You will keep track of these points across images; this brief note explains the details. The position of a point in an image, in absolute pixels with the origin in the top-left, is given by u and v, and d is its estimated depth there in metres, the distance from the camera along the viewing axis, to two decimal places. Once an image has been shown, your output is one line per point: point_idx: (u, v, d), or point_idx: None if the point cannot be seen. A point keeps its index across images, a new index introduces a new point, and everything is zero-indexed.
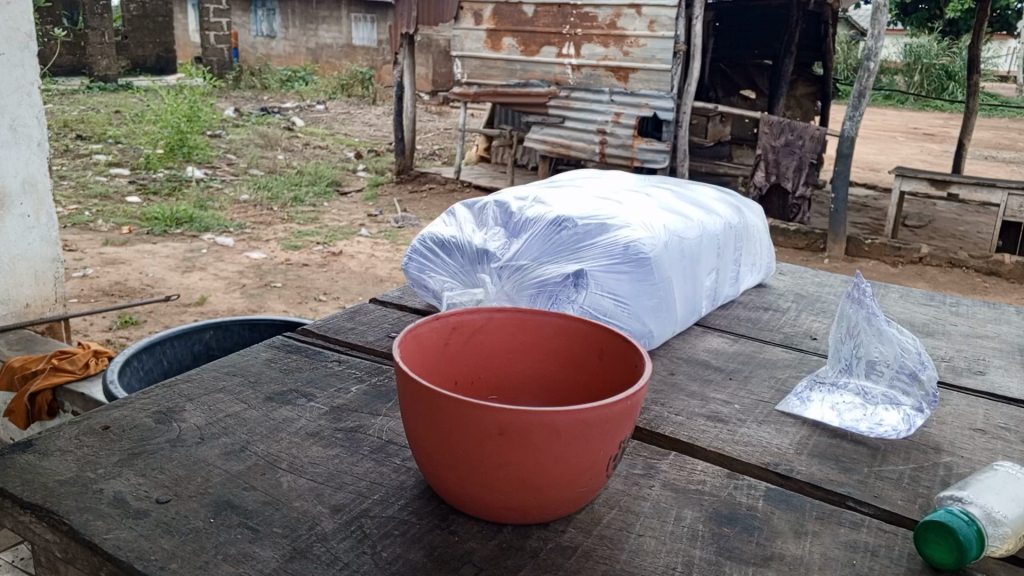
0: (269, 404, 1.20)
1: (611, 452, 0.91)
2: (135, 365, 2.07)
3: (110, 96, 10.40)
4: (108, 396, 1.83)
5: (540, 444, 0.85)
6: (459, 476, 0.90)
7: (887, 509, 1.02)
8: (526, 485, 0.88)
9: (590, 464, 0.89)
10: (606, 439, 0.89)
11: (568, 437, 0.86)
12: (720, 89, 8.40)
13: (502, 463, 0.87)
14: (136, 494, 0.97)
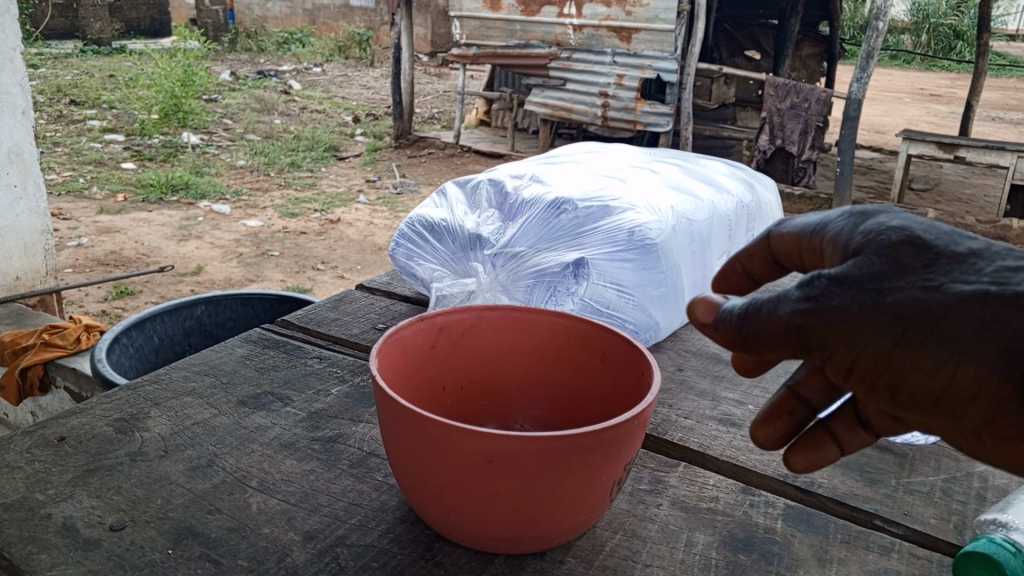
0: (242, 410, 1.10)
1: (615, 476, 0.81)
2: (124, 342, 1.95)
3: (104, 60, 10.15)
4: (97, 375, 1.72)
5: (533, 472, 0.76)
6: (444, 503, 0.80)
7: (918, 529, 0.92)
8: (519, 515, 0.78)
9: (590, 491, 0.79)
10: (610, 462, 0.79)
11: (566, 463, 0.76)
12: (725, 50, 8.06)
13: (491, 492, 0.77)
14: (88, 520, 0.87)
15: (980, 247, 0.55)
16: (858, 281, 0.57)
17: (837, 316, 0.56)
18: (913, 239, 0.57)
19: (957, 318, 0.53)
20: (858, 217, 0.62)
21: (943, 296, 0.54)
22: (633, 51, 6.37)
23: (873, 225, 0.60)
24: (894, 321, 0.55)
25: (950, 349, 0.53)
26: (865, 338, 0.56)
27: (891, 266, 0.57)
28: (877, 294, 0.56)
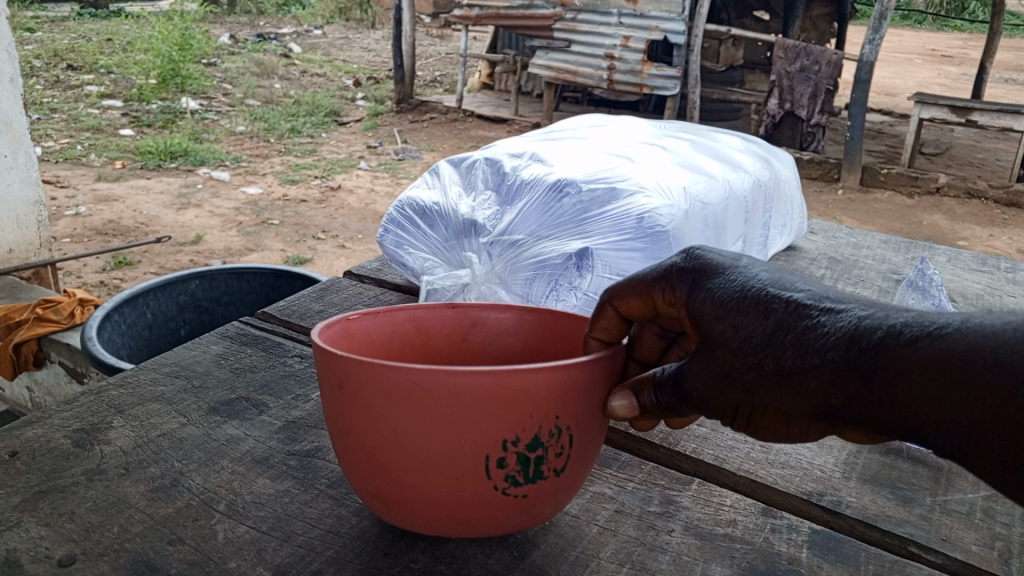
0: (212, 418, 1.01)
1: (483, 450, 0.70)
2: (117, 320, 1.85)
3: (101, 23, 9.90)
4: (88, 354, 1.63)
5: (430, 412, 0.69)
6: (368, 473, 0.74)
7: (959, 558, 0.83)
8: (375, 462, 0.73)
9: (448, 454, 0.70)
10: (466, 423, 0.69)
11: (417, 408, 0.69)
12: (733, 11, 7.54)
13: (390, 437, 0.71)
14: (34, 554, 0.78)
15: (778, 281, 0.68)
16: (702, 352, 0.70)
17: (701, 386, 0.70)
18: (721, 290, 0.69)
19: (771, 367, 0.65)
20: (688, 257, 0.74)
21: (756, 348, 0.66)
22: (640, 12, 6.18)
23: (691, 271, 0.73)
24: (736, 384, 0.68)
25: (771, 388, 0.65)
26: (725, 396, 0.69)
27: (721, 324, 0.68)
28: (714, 360, 0.69)
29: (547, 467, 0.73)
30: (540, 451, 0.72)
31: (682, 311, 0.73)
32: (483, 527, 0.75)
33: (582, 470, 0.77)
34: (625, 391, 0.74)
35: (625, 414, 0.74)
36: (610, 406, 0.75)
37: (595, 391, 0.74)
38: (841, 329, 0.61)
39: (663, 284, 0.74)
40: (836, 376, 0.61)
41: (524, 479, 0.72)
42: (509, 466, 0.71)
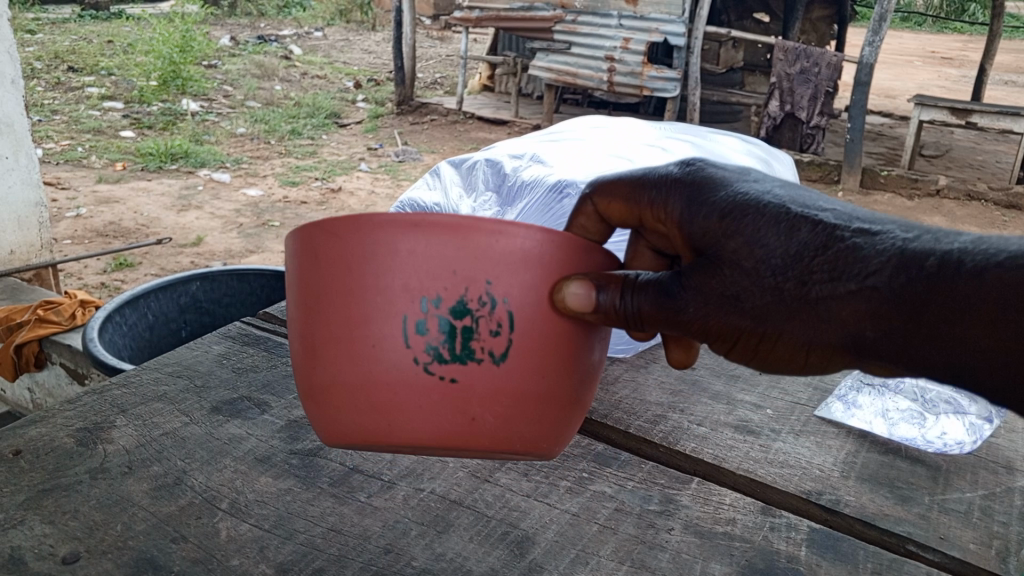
0: (215, 418, 1.02)
1: (393, 311, 0.69)
2: (118, 321, 1.86)
3: (102, 25, 9.91)
4: (90, 355, 1.63)
5: (353, 271, 0.69)
6: (307, 357, 0.74)
7: (956, 556, 0.83)
8: (304, 340, 0.73)
9: (359, 318, 0.69)
10: (370, 274, 0.68)
11: (326, 260, 0.70)
12: (732, 13, 7.45)
13: (321, 304, 0.71)
14: (38, 551, 0.79)
15: (797, 198, 0.68)
16: (706, 269, 0.69)
17: (700, 306, 0.70)
18: (722, 203, 0.69)
19: (791, 291, 0.66)
20: (688, 169, 0.73)
21: (774, 268, 0.66)
22: (640, 14, 6.17)
23: (696, 185, 0.72)
24: (742, 307, 0.68)
25: (786, 315, 0.66)
26: (730, 321, 0.69)
27: (734, 240, 0.67)
28: (724, 280, 0.68)
29: (479, 345, 0.69)
30: (469, 323, 0.69)
31: (674, 222, 0.73)
32: (409, 426, 0.70)
33: (536, 383, 0.72)
34: (586, 281, 0.71)
35: (579, 306, 0.71)
36: (561, 294, 0.71)
37: (541, 278, 0.71)
38: (885, 251, 0.62)
39: (658, 198, 0.75)
40: (880, 304, 0.62)
41: (449, 355, 0.69)
42: (432, 333, 0.69)
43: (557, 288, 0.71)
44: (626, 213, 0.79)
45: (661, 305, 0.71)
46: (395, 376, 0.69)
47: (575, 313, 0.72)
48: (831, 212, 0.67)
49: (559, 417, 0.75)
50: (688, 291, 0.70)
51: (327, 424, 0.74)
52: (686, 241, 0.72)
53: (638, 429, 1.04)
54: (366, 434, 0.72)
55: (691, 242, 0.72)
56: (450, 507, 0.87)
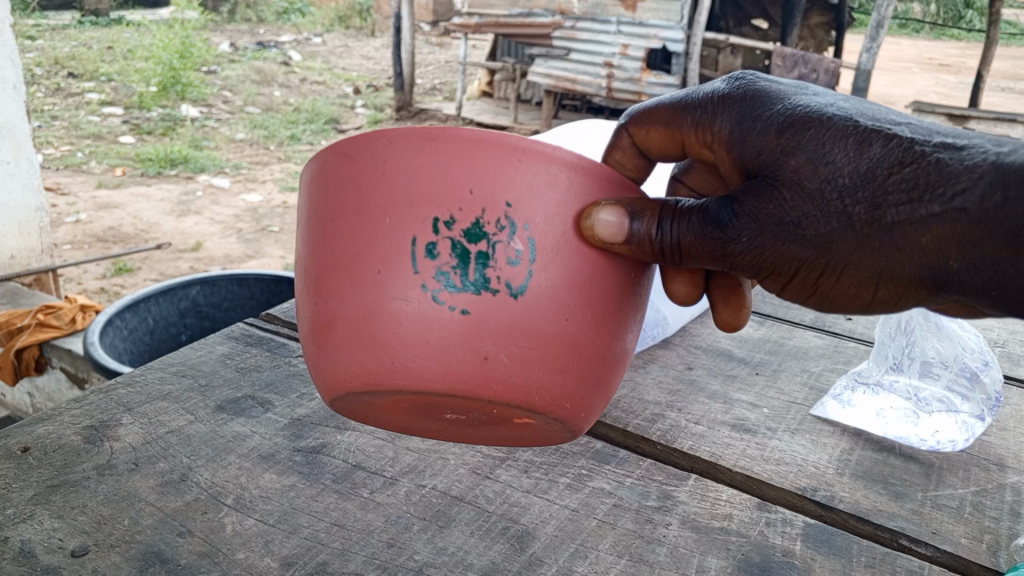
0: (219, 417, 1.03)
1: (403, 229, 0.72)
2: (119, 325, 1.87)
3: (101, 30, 9.93)
4: (90, 359, 1.65)
5: (363, 193, 0.73)
6: (317, 291, 0.77)
7: (949, 550, 0.85)
8: (317, 275, 0.77)
9: (370, 240, 0.73)
10: (383, 192, 0.72)
11: (336, 183, 0.75)
12: (731, 19, 7.39)
13: (333, 232, 0.75)
14: (47, 544, 0.80)
15: (866, 112, 0.73)
16: (764, 192, 0.73)
17: (754, 235, 0.74)
18: (774, 122, 0.74)
19: (862, 217, 0.70)
20: (741, 94, 0.78)
21: (843, 190, 0.70)
22: (638, 20, 6.25)
23: (752, 97, 0.77)
24: (802, 232, 0.73)
25: (847, 239, 0.71)
26: (790, 250, 0.74)
27: (796, 155, 0.71)
28: (781, 204, 0.72)
29: (494, 275, 0.72)
30: (484, 249, 0.72)
31: (721, 140, 0.79)
32: (415, 361, 0.72)
33: (550, 326, 0.74)
34: (619, 210, 0.73)
35: (611, 236, 0.74)
36: (591, 220, 0.74)
37: (565, 208, 0.74)
38: (976, 167, 0.68)
39: (706, 116, 0.81)
40: (966, 230, 0.68)
41: (462, 283, 0.72)
42: (443, 257, 0.71)
43: (587, 215, 0.74)
44: (667, 143, 0.87)
45: (705, 231, 0.76)
46: (407, 308, 0.72)
47: (606, 240, 0.74)
48: (903, 128, 0.72)
49: (584, 367, 0.77)
50: (740, 218, 0.74)
51: (331, 365, 0.78)
52: (736, 158, 0.78)
53: (636, 427, 1.05)
54: (368, 375, 0.75)
55: (742, 160, 0.77)
56: (451, 502, 0.89)
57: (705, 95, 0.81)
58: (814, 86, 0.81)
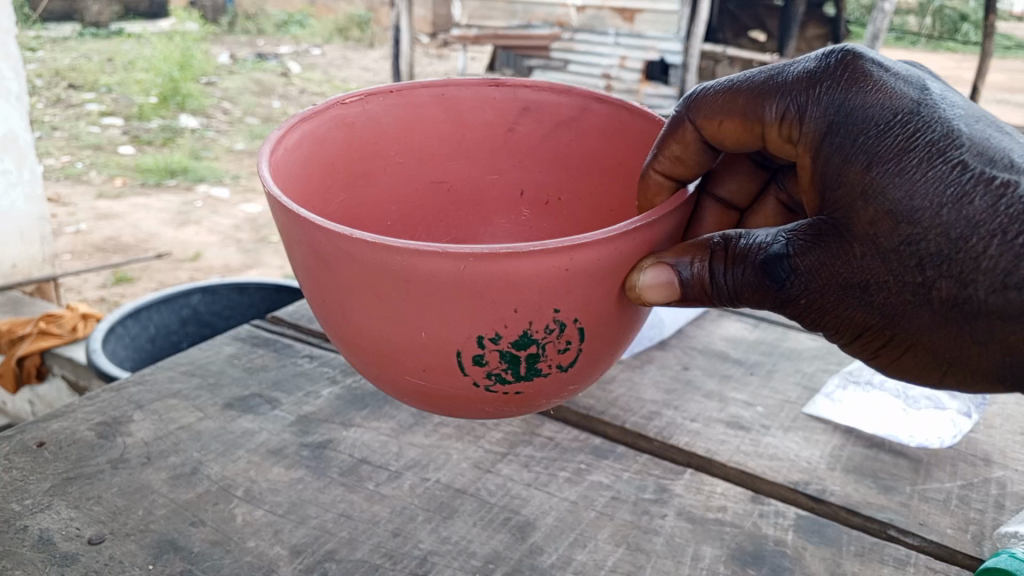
0: (228, 413, 1.06)
1: (445, 330, 0.73)
2: (118, 332, 1.90)
3: (102, 42, 9.97)
4: (89, 366, 1.67)
5: (390, 301, 0.72)
6: (359, 354, 0.81)
7: (935, 540, 0.89)
8: (358, 345, 0.80)
9: (416, 337, 0.75)
10: (419, 308, 0.72)
11: (362, 276, 0.72)
12: (729, 31, 7.08)
13: (363, 311, 0.75)
14: (66, 533, 0.84)
15: (982, 157, 0.69)
16: (834, 246, 0.73)
17: (812, 290, 0.76)
18: (860, 169, 0.71)
19: (942, 297, 0.69)
20: (832, 107, 0.74)
21: (925, 260, 0.68)
22: (636, 32, 6.29)
23: (851, 111, 0.72)
24: (870, 297, 0.73)
25: (917, 310, 0.71)
26: (854, 311, 0.74)
27: (875, 206, 0.70)
28: (850, 263, 0.72)
29: (545, 363, 0.77)
30: (533, 350, 0.76)
31: (809, 146, 0.75)
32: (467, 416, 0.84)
33: (598, 367, 0.84)
34: (665, 281, 0.77)
35: (652, 294, 0.78)
36: (639, 283, 0.77)
37: (602, 287, 0.75)
38: None
39: (790, 117, 0.76)
40: None
41: (514, 378, 0.77)
42: (493, 362, 0.76)
43: (633, 273, 0.77)
44: (744, 135, 0.82)
45: (762, 285, 0.79)
46: (459, 391, 0.79)
47: (644, 292, 0.78)
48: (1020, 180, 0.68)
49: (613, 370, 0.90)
50: (797, 274, 0.76)
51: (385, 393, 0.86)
52: (816, 181, 0.75)
53: (634, 424, 1.08)
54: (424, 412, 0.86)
55: (820, 187, 0.74)
56: (454, 495, 0.92)
57: (799, 88, 0.76)
58: (924, 87, 0.74)
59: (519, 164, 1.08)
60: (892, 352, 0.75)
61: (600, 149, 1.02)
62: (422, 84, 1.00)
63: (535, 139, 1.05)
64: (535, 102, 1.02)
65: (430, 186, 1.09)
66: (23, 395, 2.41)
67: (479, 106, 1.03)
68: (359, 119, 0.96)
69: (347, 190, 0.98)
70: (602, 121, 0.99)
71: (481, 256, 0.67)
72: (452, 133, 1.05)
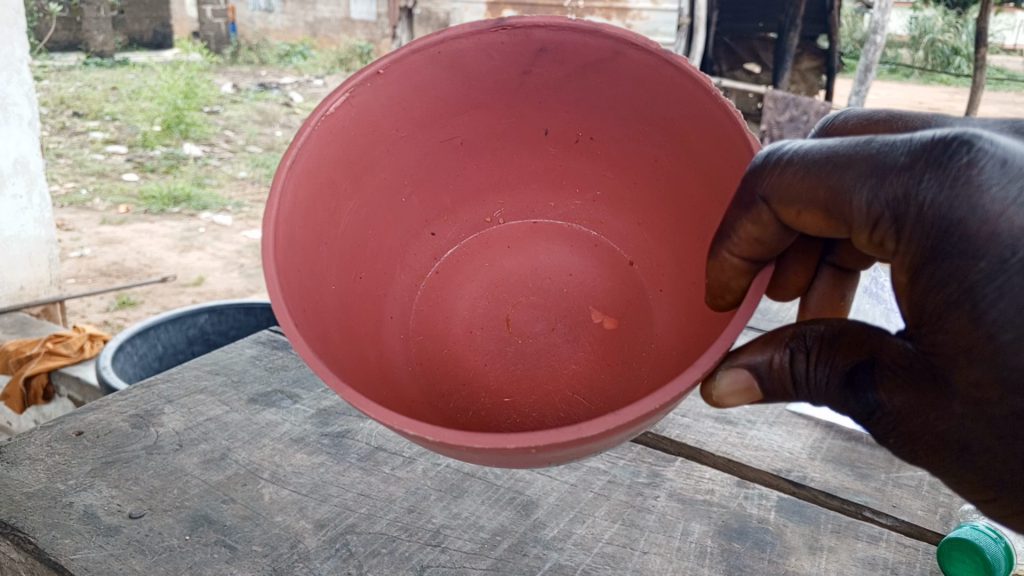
0: (253, 407, 1.15)
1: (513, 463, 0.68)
2: (129, 350, 1.97)
3: (107, 72, 10.13)
4: (100, 381, 1.74)
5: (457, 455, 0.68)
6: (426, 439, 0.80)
7: (906, 520, 0.96)
8: None
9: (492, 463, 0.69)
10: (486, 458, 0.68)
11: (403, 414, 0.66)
12: (725, 63, 7.17)
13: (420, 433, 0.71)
14: (108, 508, 0.92)
15: None
16: (933, 397, 0.58)
17: (906, 437, 0.61)
18: (967, 326, 0.53)
19: None
20: (937, 225, 0.54)
21: None
22: None
23: (961, 239, 0.53)
24: (974, 458, 0.58)
25: None
26: (955, 465, 0.59)
27: (983, 373, 0.53)
28: (952, 420, 0.57)
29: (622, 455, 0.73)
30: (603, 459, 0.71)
31: (905, 264, 0.57)
32: None
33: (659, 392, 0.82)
34: (745, 387, 0.71)
35: (735, 393, 0.71)
36: (718, 391, 0.71)
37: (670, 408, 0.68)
38: None
39: (882, 223, 0.58)
40: None
41: None
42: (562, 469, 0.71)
43: (710, 383, 0.72)
44: (827, 226, 0.64)
45: (857, 409, 0.65)
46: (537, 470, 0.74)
47: (731, 400, 0.71)
48: None
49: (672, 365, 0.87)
50: (890, 411, 0.61)
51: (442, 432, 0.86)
52: (912, 309, 0.57)
53: None
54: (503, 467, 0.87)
55: (918, 319, 0.57)
56: (463, 477, 1.00)
57: (896, 191, 0.57)
58: None
59: (539, 107, 0.99)
60: (1003, 511, 0.60)
61: (640, 94, 0.91)
62: (414, 48, 0.89)
63: (559, 80, 0.95)
64: (554, 42, 0.90)
65: (441, 144, 1.01)
66: (29, 415, 2.48)
67: (483, 55, 0.92)
68: (347, 116, 0.88)
69: (350, 194, 0.93)
70: (641, 65, 0.87)
71: (544, 445, 0.61)
72: (458, 87, 0.95)
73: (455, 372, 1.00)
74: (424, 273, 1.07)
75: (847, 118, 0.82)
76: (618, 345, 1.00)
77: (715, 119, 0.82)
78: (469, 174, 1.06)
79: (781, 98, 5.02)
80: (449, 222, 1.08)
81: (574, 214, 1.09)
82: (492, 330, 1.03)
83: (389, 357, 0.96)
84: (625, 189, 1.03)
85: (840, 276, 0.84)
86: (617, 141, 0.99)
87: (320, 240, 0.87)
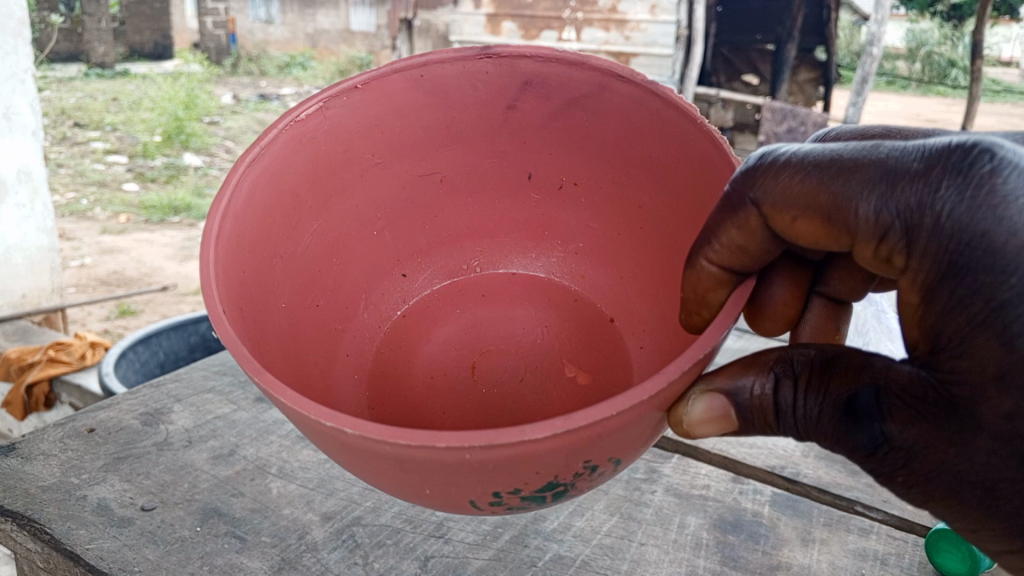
0: (260, 405, 1.18)
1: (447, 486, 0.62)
2: (131, 357, 2.00)
3: (108, 83, 10.18)
4: (102, 387, 1.77)
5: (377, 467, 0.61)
6: None
7: (896, 515, 0.99)
8: None
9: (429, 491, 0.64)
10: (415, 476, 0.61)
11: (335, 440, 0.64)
12: (722, 75, 7.25)
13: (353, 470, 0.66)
14: (121, 501, 0.94)
15: None
16: (951, 430, 0.58)
17: (914, 477, 0.61)
18: (998, 336, 0.54)
19: None
20: (959, 239, 0.56)
21: None
22: None
23: (987, 252, 0.55)
24: (997, 501, 0.58)
25: None
26: (969, 508, 0.60)
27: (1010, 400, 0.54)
28: (971, 458, 0.58)
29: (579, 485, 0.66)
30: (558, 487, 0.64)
31: (922, 281, 0.59)
32: None
33: None
34: (721, 407, 0.68)
35: (711, 413, 0.67)
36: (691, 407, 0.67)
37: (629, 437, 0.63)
38: None
39: (892, 234, 0.60)
40: None
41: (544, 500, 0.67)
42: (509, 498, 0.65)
43: (681, 405, 0.67)
44: (822, 235, 0.64)
45: (848, 440, 0.64)
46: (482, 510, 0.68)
47: (703, 428, 0.67)
48: None
49: None
50: (892, 445, 0.61)
51: None
52: (927, 327, 0.59)
53: None
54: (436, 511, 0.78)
55: (934, 338, 0.58)
56: None
57: (910, 199, 0.58)
58: None
59: (520, 146, 1.03)
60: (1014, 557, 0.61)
61: (623, 132, 0.95)
62: (396, 68, 0.93)
63: (544, 117, 0.99)
64: (539, 75, 0.93)
65: (420, 177, 1.05)
66: (30, 422, 2.51)
67: (468, 84, 0.96)
68: (318, 128, 0.91)
69: (316, 213, 0.95)
70: (628, 99, 0.90)
71: (480, 446, 0.55)
72: (438, 116, 0.99)
73: (408, 418, 0.92)
74: (390, 316, 1.07)
75: (839, 133, 0.85)
76: (592, 401, 0.91)
77: (697, 146, 0.85)
78: (442, 217, 1.09)
79: (778, 108, 5.06)
80: (423, 266, 1.10)
81: (554, 268, 1.10)
82: (453, 375, 0.96)
83: (335, 393, 0.93)
84: (604, 241, 1.06)
85: (831, 306, 0.86)
86: (602, 185, 1.03)
87: (271, 249, 0.88)
